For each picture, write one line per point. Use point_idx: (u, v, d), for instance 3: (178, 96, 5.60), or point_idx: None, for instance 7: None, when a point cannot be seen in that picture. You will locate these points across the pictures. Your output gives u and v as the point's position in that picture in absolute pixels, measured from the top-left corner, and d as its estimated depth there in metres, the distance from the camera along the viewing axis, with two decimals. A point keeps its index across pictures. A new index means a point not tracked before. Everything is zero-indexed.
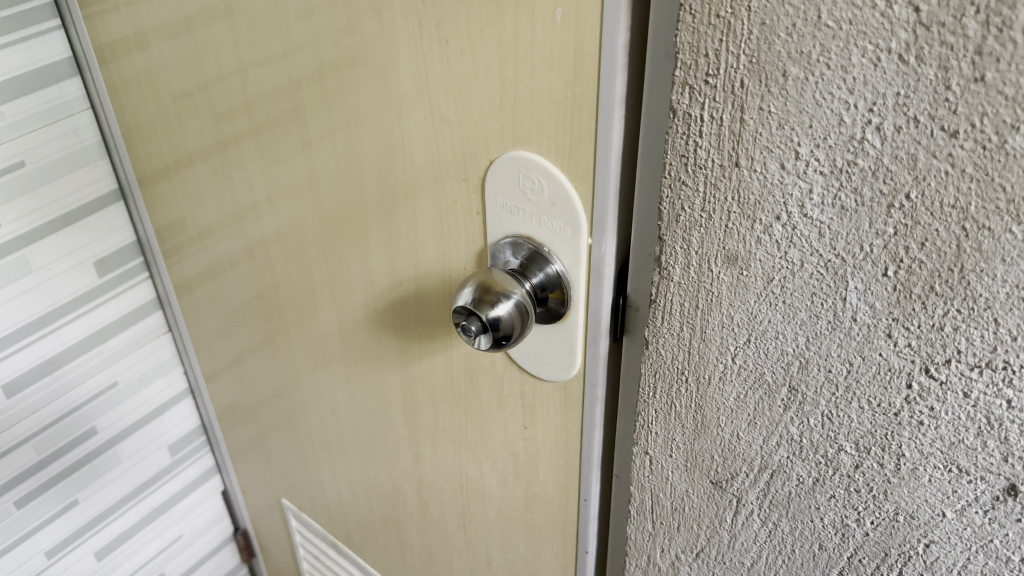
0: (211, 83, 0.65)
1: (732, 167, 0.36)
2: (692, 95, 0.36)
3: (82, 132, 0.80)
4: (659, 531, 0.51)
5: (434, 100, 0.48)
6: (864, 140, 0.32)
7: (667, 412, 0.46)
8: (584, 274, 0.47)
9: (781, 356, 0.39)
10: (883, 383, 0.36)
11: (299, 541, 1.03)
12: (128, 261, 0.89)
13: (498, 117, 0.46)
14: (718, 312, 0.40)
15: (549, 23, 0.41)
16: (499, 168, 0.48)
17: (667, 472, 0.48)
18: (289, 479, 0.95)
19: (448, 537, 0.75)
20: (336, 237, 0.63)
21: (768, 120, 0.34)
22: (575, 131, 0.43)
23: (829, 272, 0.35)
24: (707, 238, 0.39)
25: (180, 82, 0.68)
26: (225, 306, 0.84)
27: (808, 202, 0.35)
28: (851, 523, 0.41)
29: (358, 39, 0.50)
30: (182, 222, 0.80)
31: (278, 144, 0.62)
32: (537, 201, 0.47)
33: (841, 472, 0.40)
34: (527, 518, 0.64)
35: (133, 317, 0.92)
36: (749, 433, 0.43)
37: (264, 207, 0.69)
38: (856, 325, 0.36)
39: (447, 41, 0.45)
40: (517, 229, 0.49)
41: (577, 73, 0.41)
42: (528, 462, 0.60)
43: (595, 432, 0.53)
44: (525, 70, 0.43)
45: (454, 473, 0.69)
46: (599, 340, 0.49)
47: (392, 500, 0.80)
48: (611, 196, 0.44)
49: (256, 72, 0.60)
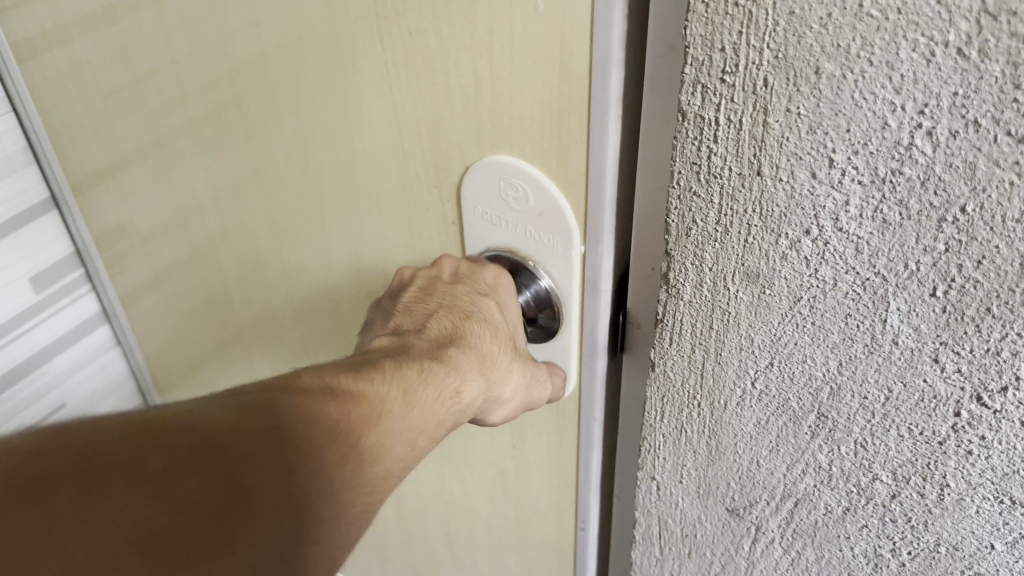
0: (143, 80, 0.58)
1: (752, 176, 0.32)
2: (706, 95, 0.31)
3: (4, 138, 0.73)
4: (669, 556, 0.48)
5: (399, 100, 0.43)
6: (912, 146, 0.28)
7: (678, 436, 0.42)
8: (577, 289, 0.42)
9: (809, 381, 0.35)
10: (927, 411, 0.33)
11: None
12: (67, 274, 0.82)
13: (473, 120, 0.41)
14: (736, 335, 0.36)
15: (530, 13, 0.35)
16: (474, 174, 0.43)
17: (677, 499, 0.44)
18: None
19: (431, 554, 0.71)
20: (297, 247, 0.58)
21: (796, 124, 0.30)
22: (565, 134, 0.38)
23: (867, 291, 0.31)
24: (723, 253, 0.34)
25: (110, 79, 0.61)
26: (176, 317, 0.78)
27: (843, 216, 0.30)
28: (885, 553, 0.38)
29: (310, 31, 0.44)
30: (124, 230, 0.74)
31: (226, 149, 0.56)
32: (523, 210, 0.42)
33: (875, 501, 0.36)
34: (519, 538, 0.60)
35: (78, 332, 0.85)
36: (772, 460, 0.39)
37: (212, 214, 0.63)
38: (897, 349, 0.32)
39: (410, 32, 0.40)
40: (501, 241, 0.45)
41: (564, 70, 0.36)
42: (518, 482, 0.56)
43: (594, 454, 0.49)
44: (503, 68, 0.38)
45: (436, 492, 0.64)
46: (596, 358, 0.44)
47: (369, 517, 0.75)
48: (605, 206, 0.39)
49: (194, 69, 0.53)
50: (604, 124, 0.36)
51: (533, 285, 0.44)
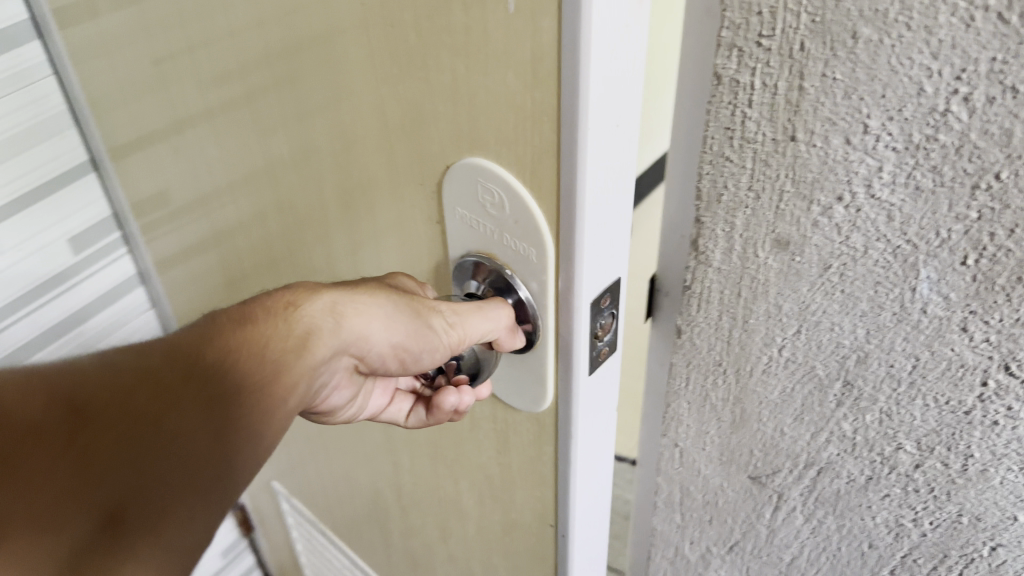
0: (163, 58, 0.59)
1: (786, 142, 0.31)
2: (741, 58, 0.31)
3: (50, 99, 0.74)
4: (689, 523, 0.48)
5: (384, 97, 0.43)
6: (948, 113, 0.28)
7: (702, 403, 0.42)
8: (552, 300, 0.41)
9: (837, 350, 0.35)
10: (954, 380, 0.33)
11: (292, 524, 1.01)
12: (107, 235, 0.84)
13: (452, 121, 0.40)
14: (763, 302, 0.36)
15: (502, 12, 0.34)
16: (459, 178, 0.42)
17: (699, 466, 0.45)
18: (281, 462, 0.92)
19: (427, 544, 0.72)
20: (302, 235, 0.58)
21: (832, 88, 0.29)
22: (536, 142, 0.37)
23: (898, 259, 0.31)
24: (754, 220, 0.34)
25: (135, 56, 0.62)
26: (200, 290, 0.79)
27: (876, 182, 0.30)
28: (907, 523, 0.38)
29: (309, 19, 0.44)
30: (156, 200, 0.75)
31: (239, 130, 0.57)
32: (499, 216, 0.41)
33: (898, 471, 0.37)
34: (505, 542, 0.61)
35: (116, 294, 0.87)
36: (795, 429, 0.39)
37: (226, 194, 0.64)
38: (926, 318, 0.32)
39: (391, 25, 0.39)
40: (481, 248, 0.44)
41: (536, 75, 0.35)
42: (503, 487, 0.56)
43: (573, 469, 0.48)
44: (479, 70, 0.37)
45: (431, 486, 0.65)
46: (573, 372, 0.43)
47: (373, 503, 0.77)
48: (584, 237, 0.38)
49: (208, 47, 0.54)
50: (582, 147, 0.34)
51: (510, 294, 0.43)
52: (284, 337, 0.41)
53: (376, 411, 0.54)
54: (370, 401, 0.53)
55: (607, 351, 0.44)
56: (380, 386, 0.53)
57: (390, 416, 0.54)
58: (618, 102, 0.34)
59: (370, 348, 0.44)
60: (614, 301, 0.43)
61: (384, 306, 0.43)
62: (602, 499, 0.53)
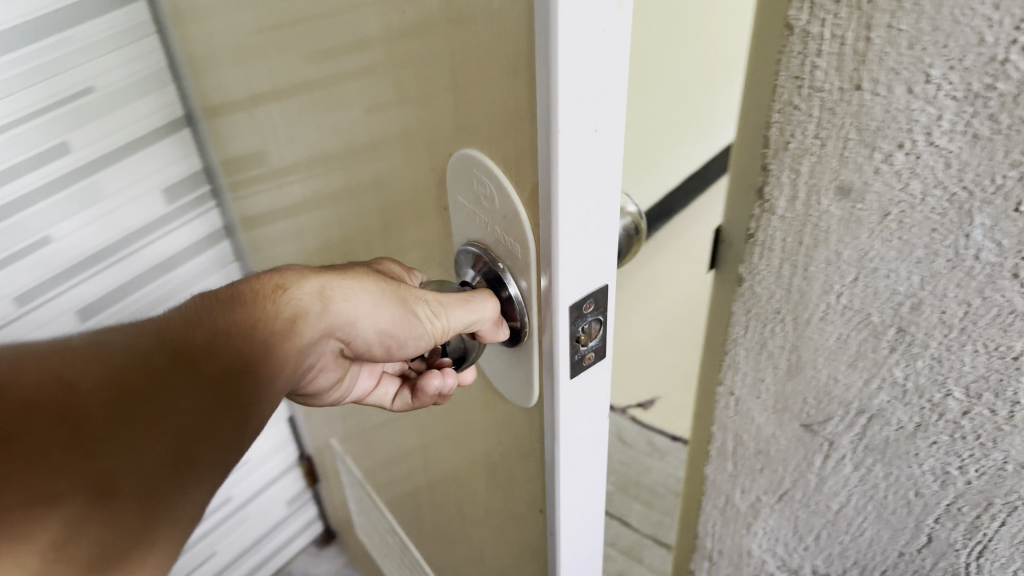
0: (240, 36, 0.62)
1: (852, 91, 0.33)
2: (814, 10, 0.32)
3: (149, 57, 0.78)
4: (741, 472, 0.51)
5: (398, 81, 0.42)
6: (1007, 62, 0.29)
7: (759, 352, 0.44)
8: (538, 300, 0.40)
9: (892, 296, 0.37)
10: (1003, 325, 0.34)
11: (348, 484, 1.05)
12: (197, 188, 0.89)
13: (452, 112, 0.39)
14: (824, 249, 0.38)
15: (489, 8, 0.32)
16: (457, 167, 0.41)
17: (754, 415, 0.47)
18: (338, 423, 0.96)
19: (449, 528, 0.75)
20: (349, 209, 0.61)
21: (897, 39, 0.31)
22: (520, 138, 0.35)
23: (953, 206, 0.33)
24: (819, 167, 0.36)
25: (220, 30, 0.65)
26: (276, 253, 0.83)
27: (936, 130, 0.32)
28: (952, 471, 0.40)
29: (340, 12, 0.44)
30: (238, 162, 0.79)
31: (298, 110, 0.59)
32: (491, 209, 0.40)
33: (946, 417, 0.38)
34: (505, 537, 0.62)
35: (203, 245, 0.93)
36: (849, 376, 0.41)
37: (292, 169, 0.67)
38: (978, 265, 0.34)
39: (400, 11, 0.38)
40: (478, 237, 0.42)
41: (516, 68, 0.33)
42: (497, 485, 0.57)
43: (561, 479, 0.47)
44: (470, 63, 0.35)
45: (448, 473, 0.67)
46: (557, 375, 0.42)
47: (408, 481, 0.80)
48: (560, 245, 0.36)
49: (270, 31, 0.56)
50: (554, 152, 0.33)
51: (501, 287, 0.42)
52: (275, 319, 0.44)
53: (365, 393, 0.57)
54: (358, 383, 0.56)
55: (594, 356, 0.43)
56: (367, 369, 0.56)
57: (375, 398, 0.58)
58: (597, 107, 0.32)
59: (359, 333, 0.46)
60: (599, 308, 0.41)
61: (369, 293, 0.45)
62: (589, 502, 0.51)
